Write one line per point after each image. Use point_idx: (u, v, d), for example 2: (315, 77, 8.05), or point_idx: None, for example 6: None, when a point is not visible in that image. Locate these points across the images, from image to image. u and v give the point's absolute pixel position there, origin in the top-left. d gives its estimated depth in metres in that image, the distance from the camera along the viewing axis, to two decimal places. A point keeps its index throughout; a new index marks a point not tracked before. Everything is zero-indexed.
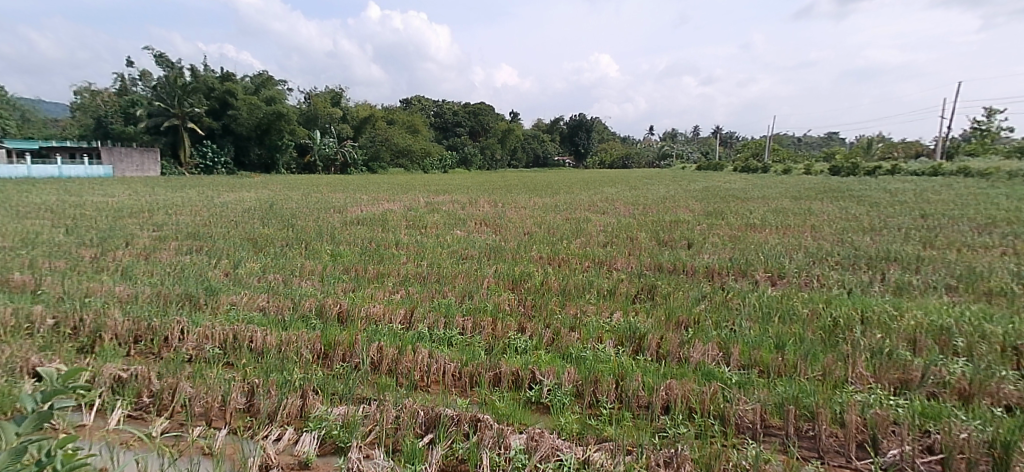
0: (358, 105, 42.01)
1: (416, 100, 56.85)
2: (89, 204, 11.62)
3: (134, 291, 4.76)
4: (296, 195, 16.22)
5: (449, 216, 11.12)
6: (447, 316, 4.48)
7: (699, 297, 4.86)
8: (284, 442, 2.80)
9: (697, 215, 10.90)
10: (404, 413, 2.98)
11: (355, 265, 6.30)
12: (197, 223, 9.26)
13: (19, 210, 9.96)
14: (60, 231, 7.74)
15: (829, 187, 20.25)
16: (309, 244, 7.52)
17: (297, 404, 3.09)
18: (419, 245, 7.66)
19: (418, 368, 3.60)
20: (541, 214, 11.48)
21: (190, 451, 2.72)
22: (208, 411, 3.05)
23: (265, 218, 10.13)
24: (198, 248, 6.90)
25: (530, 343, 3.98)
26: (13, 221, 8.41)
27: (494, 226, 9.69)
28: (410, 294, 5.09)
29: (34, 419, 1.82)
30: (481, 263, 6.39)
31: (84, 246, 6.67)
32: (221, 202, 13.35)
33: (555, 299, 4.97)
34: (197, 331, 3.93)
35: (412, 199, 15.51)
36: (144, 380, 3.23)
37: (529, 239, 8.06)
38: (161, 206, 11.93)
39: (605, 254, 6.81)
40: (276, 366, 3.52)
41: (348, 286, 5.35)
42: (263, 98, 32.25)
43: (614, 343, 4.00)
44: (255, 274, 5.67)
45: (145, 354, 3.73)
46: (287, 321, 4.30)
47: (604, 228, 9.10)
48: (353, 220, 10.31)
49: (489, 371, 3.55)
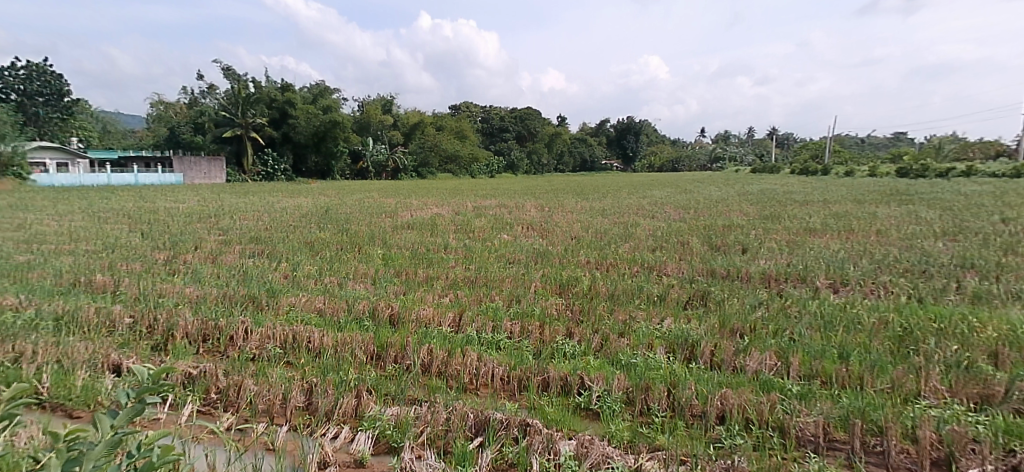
0: (408, 112, 43.01)
1: (464, 106, 57.60)
2: (161, 210, 12.40)
3: (202, 292, 5.03)
4: (350, 200, 16.74)
5: (496, 221, 11.19)
6: (495, 320, 4.52)
7: (755, 305, 4.71)
8: (341, 440, 2.89)
9: (753, 219, 10.55)
10: (455, 416, 3.02)
11: (406, 268, 6.43)
12: (258, 228, 9.69)
13: (101, 216, 10.72)
14: (136, 235, 8.25)
15: (895, 190, 19.23)
16: (362, 248, 7.74)
17: (352, 403, 3.18)
18: (467, 249, 7.74)
19: (468, 372, 3.64)
20: (589, 218, 11.39)
21: (254, 446, 2.86)
22: (271, 408, 3.20)
23: (320, 223, 10.49)
24: (260, 252, 7.21)
25: (578, 348, 3.96)
26: (95, 227, 9.06)
27: (541, 230, 9.67)
28: (459, 298, 5.15)
29: (127, 414, 1.86)
30: (529, 268, 6.39)
31: (157, 249, 7.09)
32: (281, 207, 13.95)
33: (604, 304, 4.92)
34: (260, 331, 4.12)
35: (461, 204, 15.72)
36: (212, 377, 3.41)
37: (576, 244, 8.01)
38: (225, 211, 12.56)
39: (655, 259, 6.68)
40: (333, 366, 3.65)
41: (399, 289, 5.47)
42: (320, 107, 33.49)
43: (666, 350, 3.92)
44: (312, 277, 5.89)
45: (212, 352, 3.94)
46: (342, 322, 4.45)
47: (655, 232, 8.94)
48: (403, 224, 10.53)
49: (538, 375, 3.55)
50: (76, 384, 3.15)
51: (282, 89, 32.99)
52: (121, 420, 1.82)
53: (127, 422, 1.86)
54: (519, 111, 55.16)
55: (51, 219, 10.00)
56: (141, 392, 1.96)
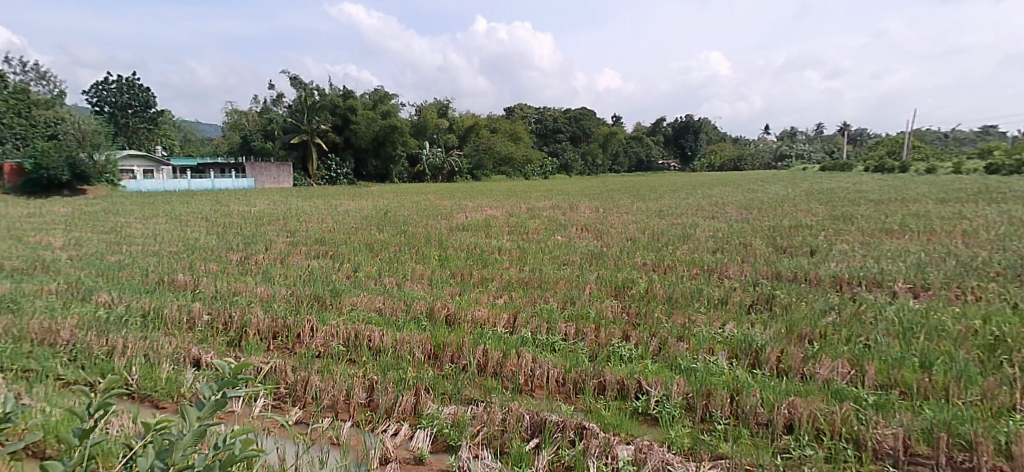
0: (463, 115, 43.63)
1: (518, 108, 57.83)
2: (235, 213, 13.13)
3: (271, 291, 5.30)
4: (407, 203, 17.12)
5: (550, 222, 11.15)
6: (550, 322, 4.51)
7: (825, 309, 4.48)
8: (401, 437, 2.96)
9: (823, 220, 10.05)
10: (511, 417, 3.04)
11: (461, 269, 6.53)
12: (322, 230, 10.11)
13: (182, 219, 11.49)
14: (213, 237, 8.80)
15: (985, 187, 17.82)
16: (419, 249, 7.92)
17: (411, 401, 3.26)
18: (521, 250, 7.76)
19: (523, 373, 3.65)
20: (645, 219, 11.19)
21: (320, 440, 2.98)
22: (335, 404, 3.32)
23: (379, 225, 10.82)
24: (324, 253, 7.51)
25: (635, 352, 3.89)
26: (177, 229, 9.73)
27: (596, 231, 9.56)
28: (513, 299, 5.18)
29: (212, 407, 1.93)
30: (583, 270, 6.35)
31: (233, 250, 7.55)
32: (343, 210, 14.48)
33: (662, 307, 4.82)
34: (325, 329, 4.29)
35: (515, 205, 15.80)
36: (282, 373, 3.59)
37: (632, 245, 7.88)
38: (293, 214, 13.16)
39: (716, 262, 6.47)
40: (393, 365, 3.75)
41: (455, 290, 5.55)
42: (380, 112, 34.53)
43: (728, 355, 3.79)
44: (373, 277, 6.09)
45: (281, 349, 4.14)
46: (401, 321, 4.57)
47: (715, 234, 8.66)
48: (459, 226, 10.68)
49: (594, 378, 3.52)
50: (161, 376, 3.39)
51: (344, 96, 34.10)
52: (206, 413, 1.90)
53: (212, 414, 1.95)
54: (573, 111, 54.76)
55: (139, 222, 10.81)
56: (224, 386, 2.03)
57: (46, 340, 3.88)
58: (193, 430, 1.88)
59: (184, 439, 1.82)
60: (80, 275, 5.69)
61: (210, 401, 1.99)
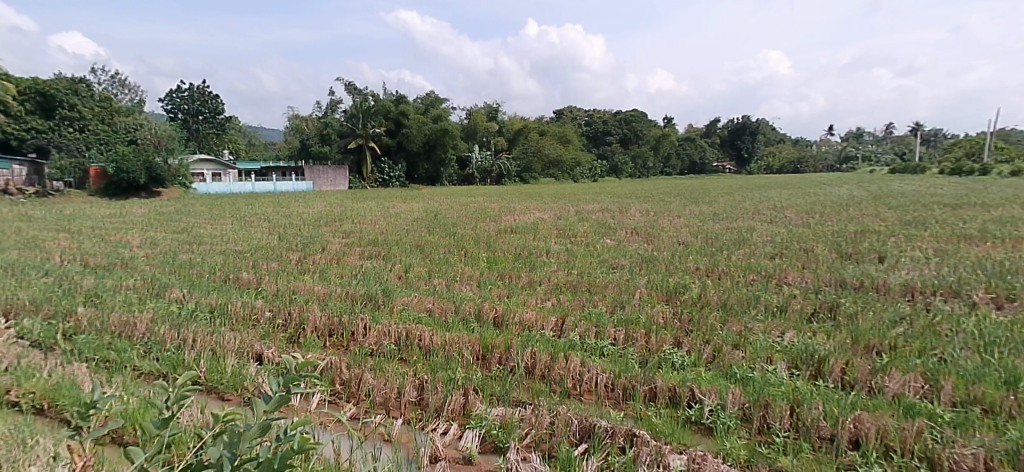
0: (512, 118, 43.87)
1: (567, 110, 57.60)
2: (294, 214, 13.69)
3: (327, 290, 5.47)
4: (457, 205, 17.35)
5: (599, 225, 11.04)
6: (599, 326, 4.46)
7: (896, 320, 4.22)
8: (449, 436, 3.00)
9: (892, 225, 9.51)
10: (559, 421, 3.03)
11: (509, 272, 6.55)
12: (375, 231, 10.38)
13: (246, 220, 12.09)
14: (274, 237, 9.21)
15: None
16: (468, 251, 8.02)
17: (460, 401, 3.30)
18: (569, 253, 7.73)
19: (572, 377, 3.62)
20: (699, 223, 10.91)
21: (373, 436, 3.05)
22: (387, 401, 3.39)
23: (430, 227, 10.99)
24: (377, 254, 7.71)
25: (688, 360, 3.79)
26: (241, 230, 10.23)
27: (646, 235, 9.40)
28: (561, 302, 5.15)
29: (277, 400, 1.99)
30: (633, 274, 6.24)
31: (292, 250, 7.88)
32: (395, 212, 14.82)
33: (716, 313, 4.67)
34: (377, 328, 4.40)
35: (563, 208, 15.74)
36: (337, 370, 3.70)
37: (684, 250, 7.69)
38: (348, 216, 13.63)
39: (774, 267, 6.22)
40: (442, 364, 3.81)
41: (503, 292, 5.58)
42: (431, 116, 35.21)
43: (788, 365, 3.63)
44: (423, 278, 6.20)
45: (337, 346, 4.28)
46: (450, 322, 4.63)
47: (773, 238, 8.36)
48: (507, 228, 10.73)
49: (645, 385, 3.45)
50: (227, 369, 3.57)
51: (396, 100, 34.88)
52: (271, 406, 1.97)
53: (277, 407, 2.02)
54: (623, 113, 53.99)
55: (207, 223, 11.40)
56: (288, 380, 2.09)
57: (125, 332, 4.16)
58: (258, 423, 1.94)
59: (250, 431, 1.89)
60: (155, 272, 6.06)
61: (275, 394, 2.06)
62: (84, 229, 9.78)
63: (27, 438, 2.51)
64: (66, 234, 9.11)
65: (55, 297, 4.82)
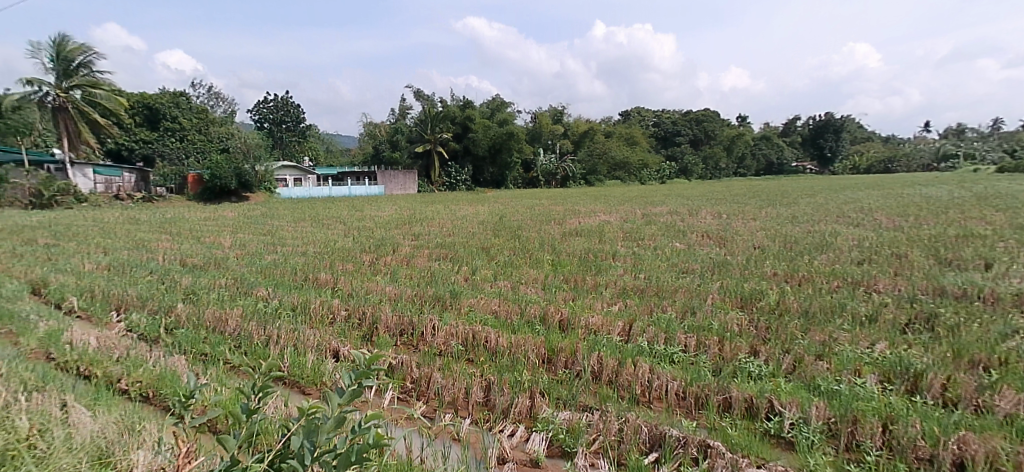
0: (578, 121, 43.60)
1: (635, 112, 56.52)
2: (368, 217, 14.27)
3: (398, 291, 5.65)
4: (522, 208, 17.42)
5: (668, 228, 10.74)
6: (668, 332, 4.33)
7: (1007, 333, 3.84)
8: (517, 438, 3.01)
9: (1001, 229, 8.65)
10: (627, 428, 2.98)
11: (575, 275, 6.52)
12: (444, 233, 10.61)
13: (323, 223, 12.69)
14: (349, 239, 9.62)
15: None
16: (533, 253, 8.03)
17: (527, 404, 3.31)
18: (636, 257, 7.57)
19: (640, 383, 3.54)
20: (776, 226, 10.38)
21: (442, 435, 3.11)
22: (456, 400, 3.46)
23: (496, 229, 11.09)
24: (444, 256, 7.90)
25: (765, 369, 3.61)
26: (319, 232, 10.77)
27: (719, 238, 9.05)
28: (629, 307, 5.06)
29: (350, 393, 2.08)
30: (704, 278, 6.03)
31: (365, 252, 8.20)
32: (461, 215, 15.09)
33: (796, 322, 4.42)
34: (445, 328, 4.48)
35: (630, 211, 15.43)
36: (407, 368, 3.81)
37: (760, 254, 7.33)
38: (418, 218, 14.03)
39: (861, 274, 5.81)
40: (509, 367, 3.84)
41: (569, 295, 5.55)
42: (497, 120, 35.61)
43: (879, 379, 3.38)
44: (489, 280, 6.27)
45: (408, 346, 4.40)
46: (516, 325, 4.65)
47: (861, 243, 7.81)
48: (573, 231, 10.67)
49: (718, 394, 3.32)
50: (308, 365, 3.76)
51: (463, 106, 35.50)
52: (345, 399, 2.06)
53: (351, 401, 2.10)
54: (694, 112, 52.23)
55: (289, 225, 12.07)
56: (360, 374, 2.17)
57: (218, 327, 4.47)
58: (334, 415, 2.03)
59: (326, 424, 1.98)
60: (243, 272, 6.48)
61: (348, 388, 2.14)
62: (183, 231, 10.62)
63: (135, 423, 2.75)
64: (167, 236, 9.93)
65: (158, 294, 5.27)
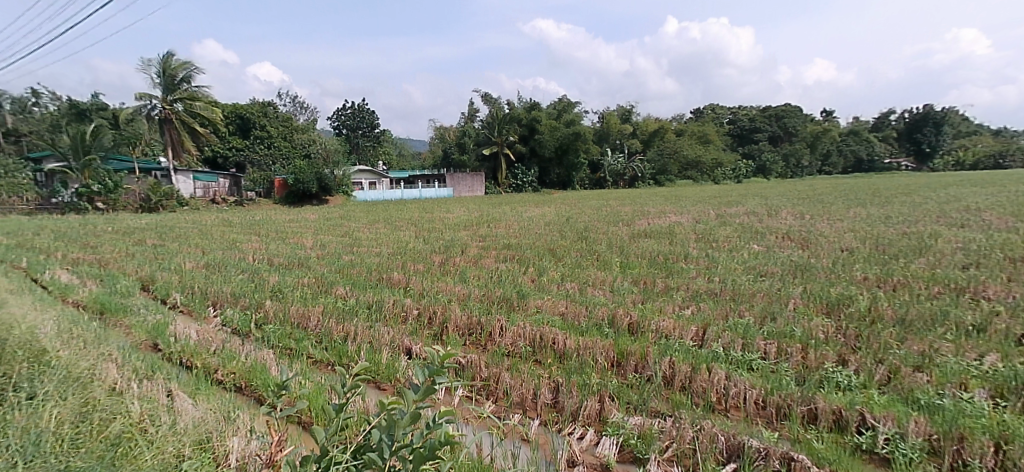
0: (647, 120, 42.59)
1: (707, 109, 54.57)
2: (438, 219, 14.61)
3: (466, 291, 5.75)
4: (590, 209, 17.22)
5: (744, 229, 10.26)
6: (746, 338, 4.14)
7: None
8: (587, 442, 2.97)
9: None
10: (703, 436, 2.87)
11: (644, 277, 6.38)
12: (511, 235, 10.66)
13: (395, 225, 13.14)
14: (420, 240, 9.90)
15: None
16: (601, 255, 7.92)
17: (596, 407, 3.27)
18: (711, 259, 7.28)
19: (716, 390, 3.40)
20: (867, 228, 9.66)
21: (512, 434, 3.12)
22: (524, 401, 3.47)
23: (563, 231, 11.03)
24: (511, 257, 7.95)
25: (856, 380, 3.37)
26: (391, 233, 11.14)
27: (801, 240, 8.54)
28: (703, 311, 4.88)
29: (424, 389, 2.14)
30: (784, 282, 5.72)
31: (435, 252, 8.42)
32: (528, 216, 15.15)
33: (891, 330, 4.10)
34: (512, 329, 4.51)
35: (703, 212, 14.88)
36: (476, 367, 3.86)
37: (848, 257, 6.84)
38: (486, 220, 14.23)
39: (967, 279, 5.30)
40: (577, 369, 3.80)
41: (638, 298, 5.44)
42: (564, 121, 35.45)
43: (990, 394, 3.09)
44: (556, 282, 6.26)
45: (476, 346, 4.46)
46: (584, 327, 4.61)
47: (967, 245, 7.13)
48: (642, 233, 10.43)
49: (802, 405, 3.13)
50: (382, 362, 3.90)
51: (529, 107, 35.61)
52: (419, 395, 2.11)
53: (425, 397, 2.15)
54: (772, 108, 49.68)
55: (364, 227, 12.57)
56: (433, 372, 2.22)
57: (301, 323, 4.74)
58: (411, 412, 2.09)
59: (404, 420, 2.04)
60: (324, 271, 6.84)
61: (423, 385, 2.21)
62: (269, 233, 11.33)
63: (230, 411, 2.95)
64: (256, 236, 10.65)
65: (249, 291, 5.66)
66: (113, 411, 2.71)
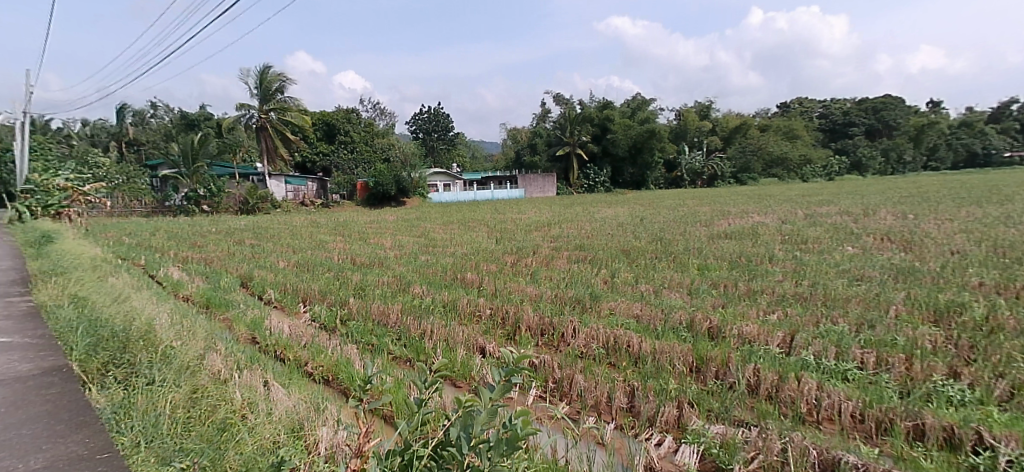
0: (727, 116, 40.84)
1: (793, 103, 51.62)
2: (511, 220, 14.75)
3: (539, 292, 5.76)
4: (666, 209, 16.78)
5: (838, 230, 9.59)
6: (840, 346, 3.85)
7: None
8: (665, 449, 2.88)
9: None
10: (792, 448, 2.70)
11: (725, 279, 6.11)
12: (583, 236, 10.56)
13: (471, 225, 13.43)
14: (493, 241, 10.04)
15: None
16: (677, 257, 7.68)
17: (674, 414, 3.17)
18: (799, 262, 6.85)
19: (806, 401, 3.19)
20: (983, 228, 8.72)
21: (586, 437, 3.09)
22: (598, 404, 3.42)
23: (637, 231, 10.84)
24: (584, 258, 7.88)
25: (971, 395, 3.05)
26: (465, 234, 11.39)
27: (904, 242, 7.86)
28: (789, 316, 4.60)
29: (501, 388, 2.13)
30: (884, 287, 5.28)
31: (507, 253, 8.50)
32: (602, 217, 14.97)
33: (1013, 342, 3.68)
34: (585, 331, 4.46)
35: (790, 211, 14.08)
36: (550, 369, 3.84)
37: (960, 261, 6.21)
38: (559, 221, 14.21)
39: None
40: (653, 373, 3.70)
41: (718, 301, 5.22)
42: (638, 119, 34.69)
43: None
44: (630, 284, 6.12)
45: (549, 346, 4.46)
46: (660, 330, 4.48)
47: None
48: (721, 233, 10.04)
49: (908, 420, 2.88)
50: (458, 360, 3.98)
51: (602, 106, 35.19)
52: (496, 393, 2.10)
53: (501, 395, 2.14)
54: (869, 100, 46.20)
55: (440, 228, 12.90)
56: (509, 371, 2.21)
57: (382, 320, 4.94)
58: (488, 409, 2.09)
59: (481, 416, 2.05)
60: (403, 270, 7.09)
61: (499, 384, 2.20)
62: (353, 233, 11.94)
63: (319, 402, 3.12)
64: (340, 237, 11.25)
65: (335, 288, 5.97)
66: (219, 398, 2.95)
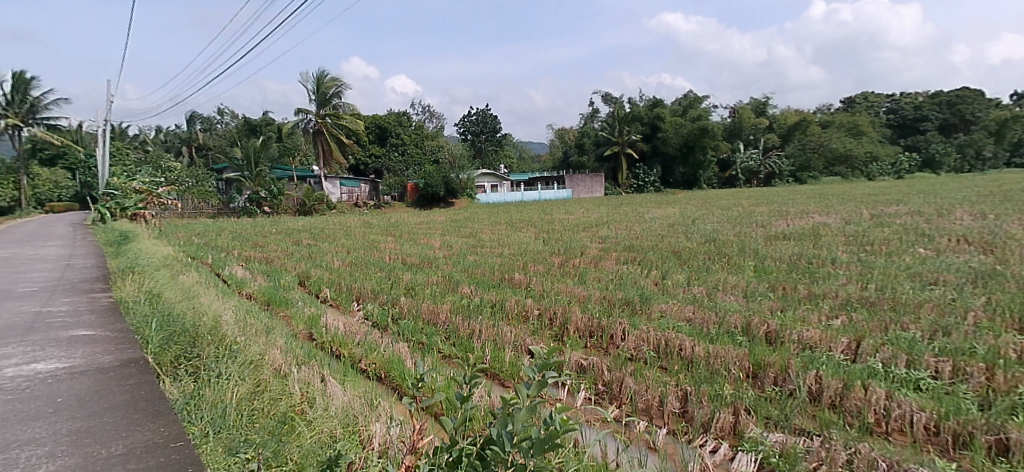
0: (784, 112, 39.24)
1: (857, 97, 49.07)
2: (559, 221, 14.73)
3: (587, 293, 5.70)
4: (719, 209, 16.30)
5: (909, 231, 9.02)
6: (911, 353, 3.62)
7: None
8: (720, 456, 2.78)
9: None
10: (859, 460, 2.57)
11: (783, 282, 5.86)
12: (632, 236, 10.40)
13: (519, 226, 13.46)
14: (541, 242, 10.03)
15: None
16: (732, 258, 7.44)
17: (730, 420, 3.06)
18: (864, 264, 6.48)
19: (874, 411, 3.02)
20: None
21: (638, 441, 3.03)
22: (650, 408, 3.34)
23: (688, 232, 10.58)
24: (633, 259, 7.74)
25: None
26: (514, 234, 11.43)
27: (984, 244, 7.31)
28: (854, 321, 4.36)
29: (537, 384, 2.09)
30: (961, 292, 4.92)
31: (555, 254, 8.47)
32: (652, 218, 14.68)
33: None
34: (635, 333, 4.37)
35: (855, 212, 13.37)
36: (598, 371, 3.79)
37: None
38: (607, 222, 14.05)
39: None
40: (706, 377, 3.59)
41: (776, 305, 5.01)
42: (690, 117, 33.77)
43: None
44: (682, 286, 5.97)
45: (598, 348, 4.40)
46: (714, 334, 4.34)
47: None
48: (779, 234, 9.65)
49: (989, 434, 2.68)
50: (507, 360, 3.99)
51: (652, 105, 34.52)
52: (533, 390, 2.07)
53: (539, 393, 2.11)
54: (943, 94, 43.33)
55: (489, 228, 13.01)
56: (543, 367, 2.17)
57: (431, 319, 5.02)
58: (527, 406, 2.07)
59: (521, 414, 2.03)
60: (451, 270, 7.18)
61: (535, 381, 2.16)
62: (404, 234, 12.21)
63: (372, 398, 3.20)
64: (392, 237, 11.53)
65: (386, 287, 6.12)
66: (279, 391, 3.07)
